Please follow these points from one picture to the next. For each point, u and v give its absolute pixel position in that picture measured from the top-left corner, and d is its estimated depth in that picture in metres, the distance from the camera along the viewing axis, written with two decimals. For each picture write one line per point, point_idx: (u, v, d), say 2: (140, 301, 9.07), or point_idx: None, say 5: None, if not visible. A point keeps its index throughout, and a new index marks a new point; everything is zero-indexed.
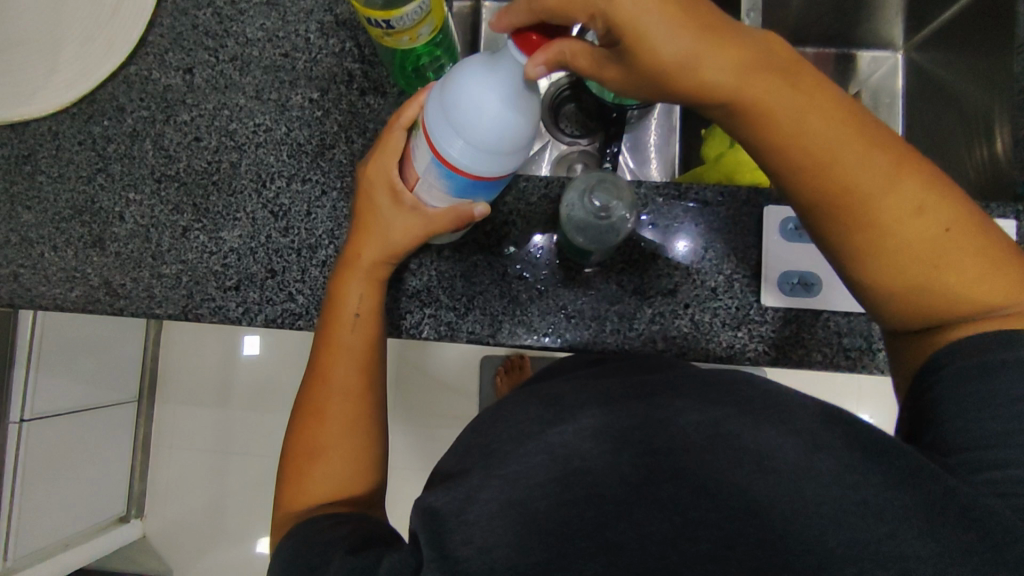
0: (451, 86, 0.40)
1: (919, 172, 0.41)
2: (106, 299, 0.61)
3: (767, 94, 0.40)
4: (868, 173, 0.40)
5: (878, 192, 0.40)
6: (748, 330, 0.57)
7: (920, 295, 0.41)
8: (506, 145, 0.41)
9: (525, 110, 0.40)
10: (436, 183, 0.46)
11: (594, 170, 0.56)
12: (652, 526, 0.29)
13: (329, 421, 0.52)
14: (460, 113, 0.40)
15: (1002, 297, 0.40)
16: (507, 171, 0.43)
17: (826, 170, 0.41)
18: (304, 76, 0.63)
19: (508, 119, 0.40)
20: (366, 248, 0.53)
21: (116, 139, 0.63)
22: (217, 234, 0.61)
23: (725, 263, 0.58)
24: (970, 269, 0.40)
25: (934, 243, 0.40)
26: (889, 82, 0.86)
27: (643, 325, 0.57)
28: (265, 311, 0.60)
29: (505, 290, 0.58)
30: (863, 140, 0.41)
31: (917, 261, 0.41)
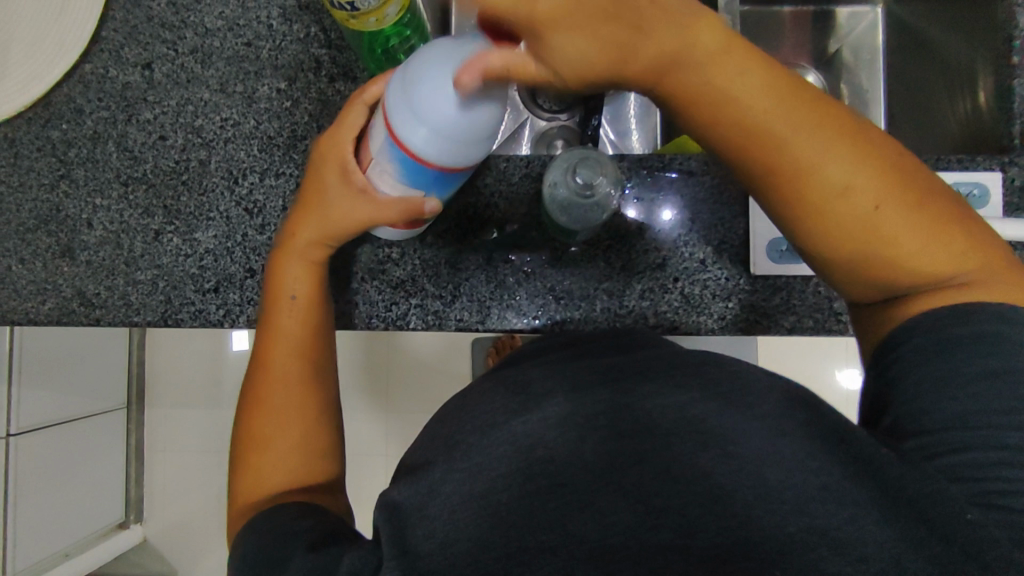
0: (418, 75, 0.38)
1: (875, 148, 0.38)
2: (81, 310, 0.59)
3: (693, 77, 0.37)
4: (810, 136, 0.38)
5: (815, 152, 0.38)
6: (737, 300, 0.56)
7: (871, 269, 0.39)
8: (470, 129, 0.39)
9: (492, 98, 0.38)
10: (401, 172, 0.43)
11: (574, 148, 0.54)
12: (615, 515, 0.29)
13: (270, 411, 0.50)
14: (432, 101, 0.38)
15: (964, 273, 0.37)
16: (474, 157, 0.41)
17: (760, 134, 0.38)
18: (270, 65, 0.60)
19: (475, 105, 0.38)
20: (307, 228, 0.52)
21: (77, 143, 0.60)
22: (190, 236, 0.59)
23: (712, 234, 0.57)
24: (933, 240, 0.38)
25: (881, 218, 0.38)
26: (870, 36, 0.82)
27: (633, 301, 0.57)
28: (246, 311, 0.58)
29: (492, 274, 0.57)
30: (800, 112, 0.38)
31: (876, 235, 0.38)
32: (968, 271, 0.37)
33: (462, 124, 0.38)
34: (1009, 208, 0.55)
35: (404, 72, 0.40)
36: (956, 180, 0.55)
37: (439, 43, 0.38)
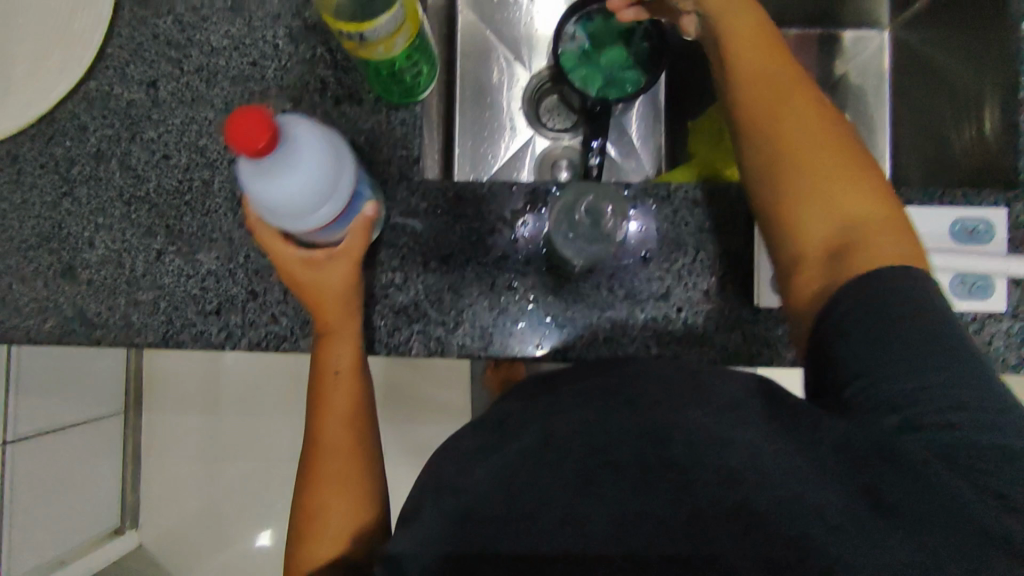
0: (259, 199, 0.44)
1: (836, 123, 0.48)
2: (81, 329, 0.59)
3: (728, 26, 0.52)
4: (785, 87, 0.49)
5: (790, 98, 0.48)
6: (741, 331, 0.56)
7: (806, 212, 0.45)
8: (311, 204, 0.45)
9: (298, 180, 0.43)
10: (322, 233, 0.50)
11: (575, 181, 0.57)
12: (595, 524, 0.31)
13: (324, 482, 0.52)
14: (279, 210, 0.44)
15: (874, 235, 0.43)
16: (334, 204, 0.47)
17: (754, 74, 0.50)
18: (275, 85, 0.59)
19: (287, 198, 0.43)
20: (329, 308, 0.52)
21: (80, 160, 0.60)
22: (193, 257, 0.59)
23: (717, 264, 0.57)
24: (857, 202, 0.45)
25: (812, 171, 0.46)
26: (876, 61, 0.81)
27: (636, 331, 0.56)
28: (248, 334, 0.58)
29: (494, 301, 0.57)
30: (779, 71, 0.50)
31: (805, 182, 0.46)
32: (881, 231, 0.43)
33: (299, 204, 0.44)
34: (1011, 245, 0.55)
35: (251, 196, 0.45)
36: (961, 216, 0.55)
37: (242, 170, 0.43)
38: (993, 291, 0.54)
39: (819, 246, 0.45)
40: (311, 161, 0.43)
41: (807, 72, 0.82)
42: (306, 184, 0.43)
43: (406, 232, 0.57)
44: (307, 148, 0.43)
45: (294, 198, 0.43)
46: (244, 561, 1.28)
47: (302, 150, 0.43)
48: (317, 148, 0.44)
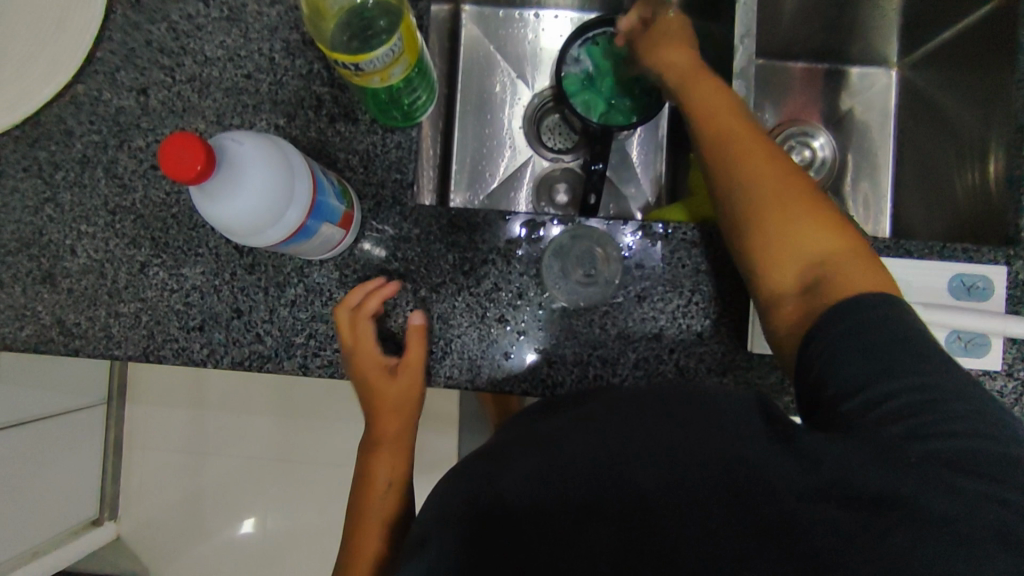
0: (225, 219, 0.41)
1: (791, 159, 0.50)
2: (59, 338, 0.57)
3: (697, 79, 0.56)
4: (743, 130, 0.51)
5: (746, 140, 0.51)
6: (734, 375, 0.55)
7: (771, 245, 0.47)
8: (281, 207, 0.42)
9: (260, 182, 0.40)
10: (295, 243, 0.48)
11: (588, 231, 0.57)
12: None
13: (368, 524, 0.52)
14: (249, 224, 0.41)
15: (845, 268, 0.44)
16: (302, 207, 0.45)
17: (715, 120, 0.53)
18: (269, 99, 0.58)
19: (257, 204, 0.40)
20: (392, 392, 0.54)
21: (65, 166, 0.58)
22: (177, 271, 0.57)
23: (712, 306, 0.55)
24: (825, 234, 0.46)
25: (772, 201, 0.47)
26: (881, 99, 0.80)
27: (627, 370, 0.55)
28: (231, 353, 0.57)
29: (484, 332, 0.56)
30: (738, 115, 0.53)
31: (777, 217, 0.46)
32: (845, 260, 0.44)
33: (268, 209, 0.41)
34: (1009, 303, 0.54)
35: (219, 222, 0.41)
36: (961, 271, 0.54)
37: (205, 192, 0.39)
38: (989, 348, 0.53)
39: (793, 283, 0.45)
40: (258, 181, 0.40)
41: (812, 106, 0.81)
42: (254, 205, 0.40)
43: (397, 259, 0.56)
44: (252, 168, 0.40)
45: (241, 219, 0.40)
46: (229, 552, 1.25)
47: (247, 169, 0.40)
48: (264, 165, 0.41)
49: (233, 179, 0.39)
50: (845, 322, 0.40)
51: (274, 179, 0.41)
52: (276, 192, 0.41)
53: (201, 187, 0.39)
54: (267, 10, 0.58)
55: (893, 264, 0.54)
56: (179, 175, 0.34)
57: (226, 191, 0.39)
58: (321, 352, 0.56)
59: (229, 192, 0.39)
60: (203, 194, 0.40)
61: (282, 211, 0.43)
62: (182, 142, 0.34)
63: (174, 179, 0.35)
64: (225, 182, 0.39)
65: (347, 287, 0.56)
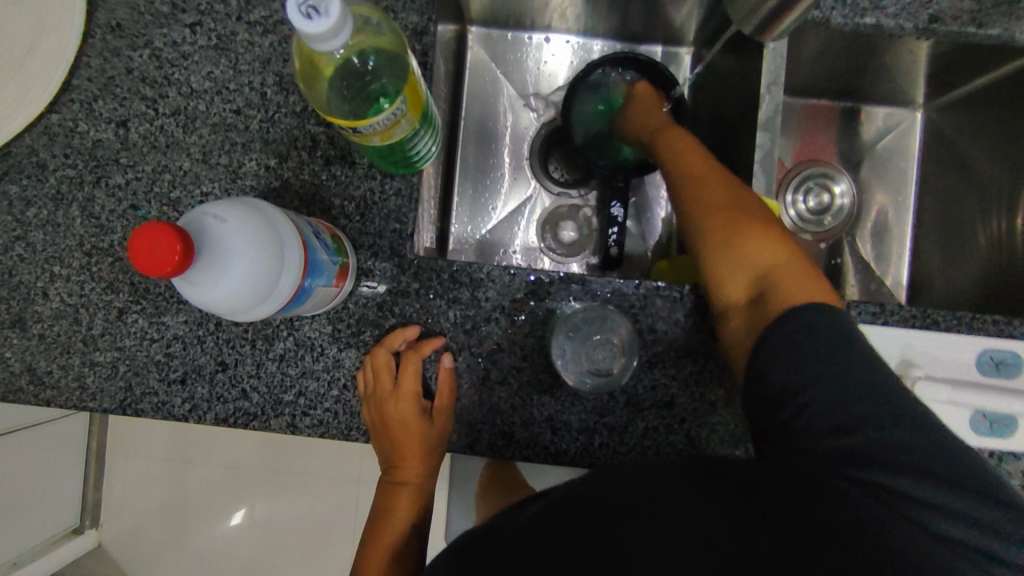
0: (212, 303, 0.37)
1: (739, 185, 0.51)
2: (30, 388, 0.53)
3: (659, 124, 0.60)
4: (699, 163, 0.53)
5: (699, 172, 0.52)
6: (747, 448, 0.52)
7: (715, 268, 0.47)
8: (271, 281, 0.39)
9: (245, 262, 0.37)
10: (293, 306, 0.45)
11: (598, 299, 0.53)
12: None
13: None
14: (236, 305, 0.38)
15: (787, 284, 0.44)
16: (294, 274, 0.41)
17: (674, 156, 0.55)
18: (259, 138, 0.53)
19: (243, 285, 0.37)
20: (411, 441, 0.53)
21: (37, 202, 0.54)
22: (158, 319, 0.54)
23: (727, 375, 0.52)
24: (769, 252, 0.46)
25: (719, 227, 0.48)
26: (903, 141, 0.76)
27: (635, 440, 0.52)
28: (214, 409, 0.53)
29: (485, 396, 0.52)
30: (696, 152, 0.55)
31: (715, 239, 0.47)
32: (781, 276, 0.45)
33: (255, 287, 0.38)
34: None
35: (206, 306, 0.38)
36: (990, 347, 0.51)
37: (188, 279, 0.36)
38: (1015, 429, 0.51)
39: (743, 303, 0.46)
40: (246, 261, 0.37)
41: (831, 145, 0.77)
42: (242, 286, 0.37)
43: (394, 314, 0.53)
44: (236, 248, 0.36)
45: (229, 302, 0.37)
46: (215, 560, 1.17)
47: (231, 249, 0.36)
48: (252, 242, 0.37)
49: (217, 262, 0.36)
50: (777, 345, 0.41)
51: (263, 254, 0.38)
52: (264, 266, 0.38)
53: (182, 274, 0.36)
54: (259, 39, 0.54)
55: (920, 338, 0.51)
56: (154, 274, 0.30)
57: (206, 276, 0.36)
58: (310, 412, 0.53)
59: (209, 278, 0.36)
60: (186, 283, 0.36)
61: (273, 283, 0.39)
62: (156, 236, 0.30)
63: (150, 277, 0.31)
64: (205, 268, 0.36)
65: (339, 343, 0.53)
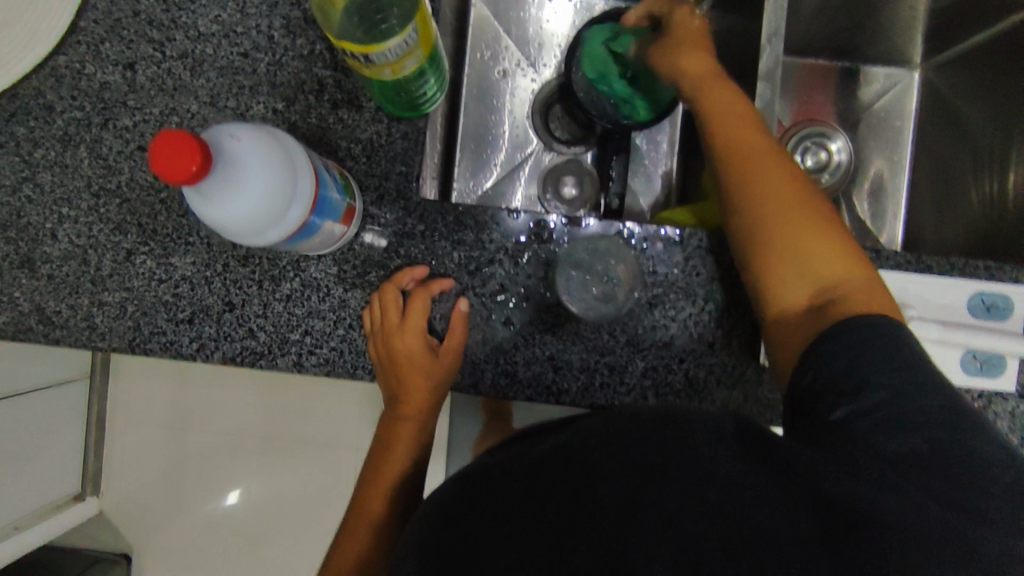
0: (222, 218, 0.37)
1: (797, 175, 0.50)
2: (39, 328, 0.54)
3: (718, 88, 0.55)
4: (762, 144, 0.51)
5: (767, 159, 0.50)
6: (743, 388, 0.54)
7: (780, 268, 0.48)
8: (281, 205, 0.39)
9: (257, 180, 0.37)
10: (297, 241, 0.45)
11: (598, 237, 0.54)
12: None
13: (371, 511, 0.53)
14: (246, 223, 0.38)
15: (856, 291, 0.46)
16: (303, 203, 0.42)
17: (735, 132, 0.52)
18: (267, 81, 0.54)
19: (255, 203, 0.38)
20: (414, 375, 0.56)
21: (45, 143, 0.54)
22: (166, 260, 0.54)
23: (725, 316, 0.54)
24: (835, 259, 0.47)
25: (794, 227, 0.48)
26: (900, 102, 0.77)
27: (634, 379, 0.54)
28: (222, 348, 0.54)
29: (488, 335, 0.54)
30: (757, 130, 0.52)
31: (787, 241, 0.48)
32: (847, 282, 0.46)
33: (265, 207, 0.38)
34: None
35: (215, 222, 0.38)
36: (981, 290, 0.53)
37: (202, 192, 0.36)
38: (1005, 370, 0.52)
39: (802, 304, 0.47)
40: (258, 187, 0.37)
41: (828, 106, 0.78)
42: (251, 209, 0.38)
43: (399, 255, 0.54)
44: (251, 167, 0.37)
45: (236, 223, 0.38)
46: None
47: (246, 171, 0.37)
48: (265, 169, 0.38)
49: (231, 182, 0.36)
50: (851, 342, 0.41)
51: (274, 184, 0.38)
52: (275, 188, 0.38)
53: (195, 187, 0.36)
54: None
55: (912, 281, 0.53)
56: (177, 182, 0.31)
57: (215, 188, 0.36)
58: (316, 351, 0.54)
59: (222, 192, 0.36)
60: (199, 196, 0.37)
61: (282, 207, 0.40)
62: (178, 146, 0.31)
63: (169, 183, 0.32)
64: (220, 181, 0.36)
65: (345, 284, 0.54)
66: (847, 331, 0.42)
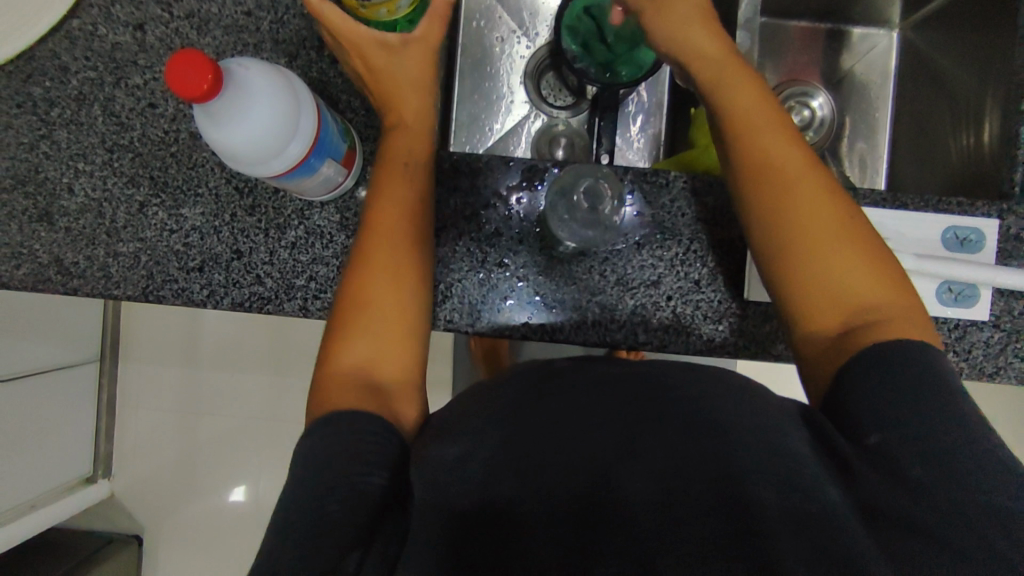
0: (228, 135, 0.40)
1: (831, 183, 0.49)
2: (58, 278, 0.57)
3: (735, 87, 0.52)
4: (790, 151, 0.50)
5: (794, 167, 0.49)
6: (728, 323, 0.56)
7: (819, 285, 0.47)
8: (285, 134, 0.42)
9: (261, 103, 0.40)
10: (301, 179, 0.48)
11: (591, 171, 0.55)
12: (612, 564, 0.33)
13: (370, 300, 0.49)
14: (249, 143, 0.41)
15: (898, 315, 0.45)
16: (308, 140, 0.43)
17: (760, 140, 0.50)
18: (270, 38, 0.57)
19: (257, 124, 0.40)
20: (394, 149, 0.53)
21: (60, 103, 0.57)
22: (176, 211, 0.57)
23: (710, 254, 0.56)
24: (873, 279, 0.46)
25: (832, 243, 0.47)
26: (881, 60, 0.80)
27: (624, 317, 0.56)
28: (231, 294, 0.57)
29: (485, 277, 0.56)
30: (786, 137, 0.50)
31: (824, 261, 0.47)
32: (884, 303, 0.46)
33: (267, 131, 0.41)
34: (999, 255, 0.56)
35: (222, 142, 0.41)
36: (953, 223, 0.55)
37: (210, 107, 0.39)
38: (977, 300, 0.55)
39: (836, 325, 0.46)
40: (261, 111, 0.40)
41: (811, 67, 0.81)
42: (255, 131, 0.40)
43: None
44: (255, 91, 0.40)
45: (241, 143, 0.40)
46: (217, 520, 1.19)
47: (252, 94, 0.40)
48: (268, 96, 0.41)
49: (236, 105, 0.40)
50: (885, 358, 0.42)
51: (277, 110, 0.41)
52: (277, 114, 0.41)
53: (206, 107, 0.39)
54: None
55: (887, 216, 0.55)
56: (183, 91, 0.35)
57: (221, 105, 0.39)
58: (322, 294, 0.57)
59: (226, 110, 0.39)
60: (209, 114, 0.40)
61: (285, 136, 0.42)
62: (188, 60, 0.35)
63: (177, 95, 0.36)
64: (226, 99, 0.39)
65: (348, 230, 0.57)
66: (879, 348, 0.42)
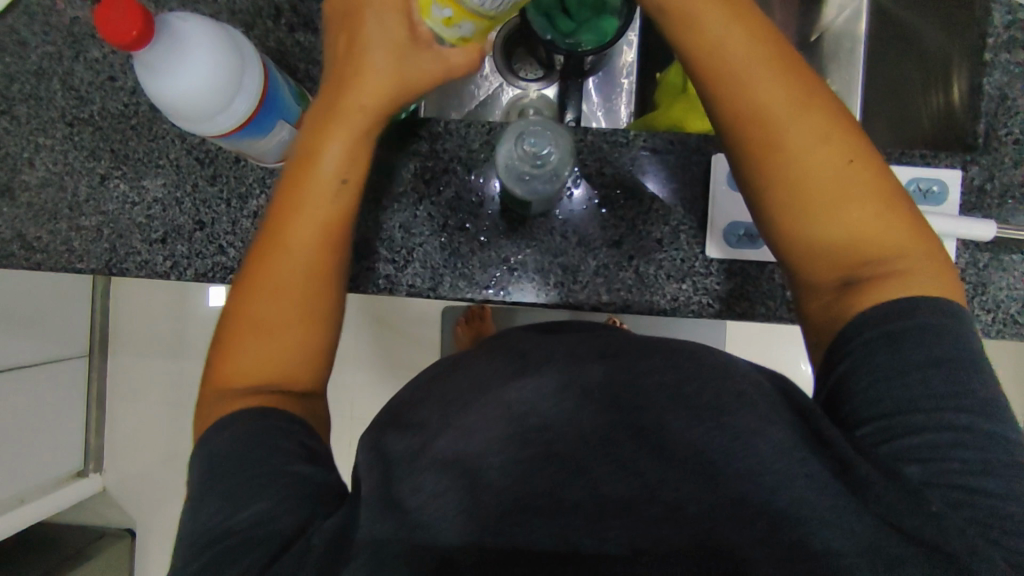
0: (168, 85, 0.41)
1: (835, 123, 0.45)
2: (21, 253, 0.57)
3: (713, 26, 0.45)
4: (783, 98, 0.44)
5: (788, 115, 0.44)
6: (692, 282, 0.56)
7: (822, 243, 0.44)
8: (228, 87, 0.42)
9: (200, 52, 0.41)
10: (256, 138, 0.47)
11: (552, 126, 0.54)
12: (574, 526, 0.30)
13: (272, 290, 0.46)
14: (189, 94, 0.41)
15: (911, 261, 0.43)
16: (255, 93, 0.44)
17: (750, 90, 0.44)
18: (227, 9, 0.57)
19: (196, 74, 0.40)
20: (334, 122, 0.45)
21: (20, 78, 0.57)
22: (138, 183, 0.57)
23: (672, 213, 0.56)
24: (882, 224, 0.44)
25: (837, 194, 0.44)
26: (852, 25, 0.80)
27: (587, 277, 0.56)
28: (194, 264, 0.57)
29: (447, 241, 0.56)
30: (779, 80, 0.45)
31: (823, 220, 0.44)
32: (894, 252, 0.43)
33: (208, 80, 0.41)
34: (962, 208, 0.56)
35: (163, 94, 0.41)
36: (916, 175, 0.55)
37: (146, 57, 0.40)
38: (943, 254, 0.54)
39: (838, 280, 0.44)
40: (201, 61, 0.41)
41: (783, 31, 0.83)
42: (194, 82, 0.41)
43: None
44: (195, 42, 0.41)
45: (182, 95, 0.41)
46: None
47: (191, 44, 0.40)
48: (209, 47, 0.41)
49: (175, 55, 0.40)
50: (887, 310, 0.40)
51: (219, 62, 0.41)
52: (218, 65, 0.41)
53: (143, 58, 0.40)
54: None
55: None
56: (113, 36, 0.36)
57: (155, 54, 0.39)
58: None
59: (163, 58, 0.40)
60: (148, 66, 0.40)
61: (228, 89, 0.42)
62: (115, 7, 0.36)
63: (107, 40, 0.36)
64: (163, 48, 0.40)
65: None
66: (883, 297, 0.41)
